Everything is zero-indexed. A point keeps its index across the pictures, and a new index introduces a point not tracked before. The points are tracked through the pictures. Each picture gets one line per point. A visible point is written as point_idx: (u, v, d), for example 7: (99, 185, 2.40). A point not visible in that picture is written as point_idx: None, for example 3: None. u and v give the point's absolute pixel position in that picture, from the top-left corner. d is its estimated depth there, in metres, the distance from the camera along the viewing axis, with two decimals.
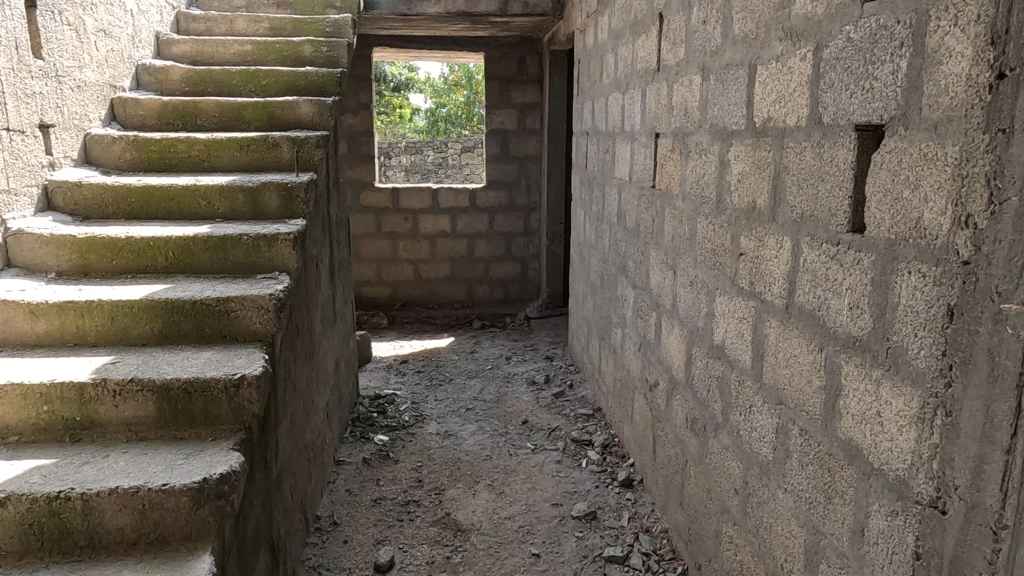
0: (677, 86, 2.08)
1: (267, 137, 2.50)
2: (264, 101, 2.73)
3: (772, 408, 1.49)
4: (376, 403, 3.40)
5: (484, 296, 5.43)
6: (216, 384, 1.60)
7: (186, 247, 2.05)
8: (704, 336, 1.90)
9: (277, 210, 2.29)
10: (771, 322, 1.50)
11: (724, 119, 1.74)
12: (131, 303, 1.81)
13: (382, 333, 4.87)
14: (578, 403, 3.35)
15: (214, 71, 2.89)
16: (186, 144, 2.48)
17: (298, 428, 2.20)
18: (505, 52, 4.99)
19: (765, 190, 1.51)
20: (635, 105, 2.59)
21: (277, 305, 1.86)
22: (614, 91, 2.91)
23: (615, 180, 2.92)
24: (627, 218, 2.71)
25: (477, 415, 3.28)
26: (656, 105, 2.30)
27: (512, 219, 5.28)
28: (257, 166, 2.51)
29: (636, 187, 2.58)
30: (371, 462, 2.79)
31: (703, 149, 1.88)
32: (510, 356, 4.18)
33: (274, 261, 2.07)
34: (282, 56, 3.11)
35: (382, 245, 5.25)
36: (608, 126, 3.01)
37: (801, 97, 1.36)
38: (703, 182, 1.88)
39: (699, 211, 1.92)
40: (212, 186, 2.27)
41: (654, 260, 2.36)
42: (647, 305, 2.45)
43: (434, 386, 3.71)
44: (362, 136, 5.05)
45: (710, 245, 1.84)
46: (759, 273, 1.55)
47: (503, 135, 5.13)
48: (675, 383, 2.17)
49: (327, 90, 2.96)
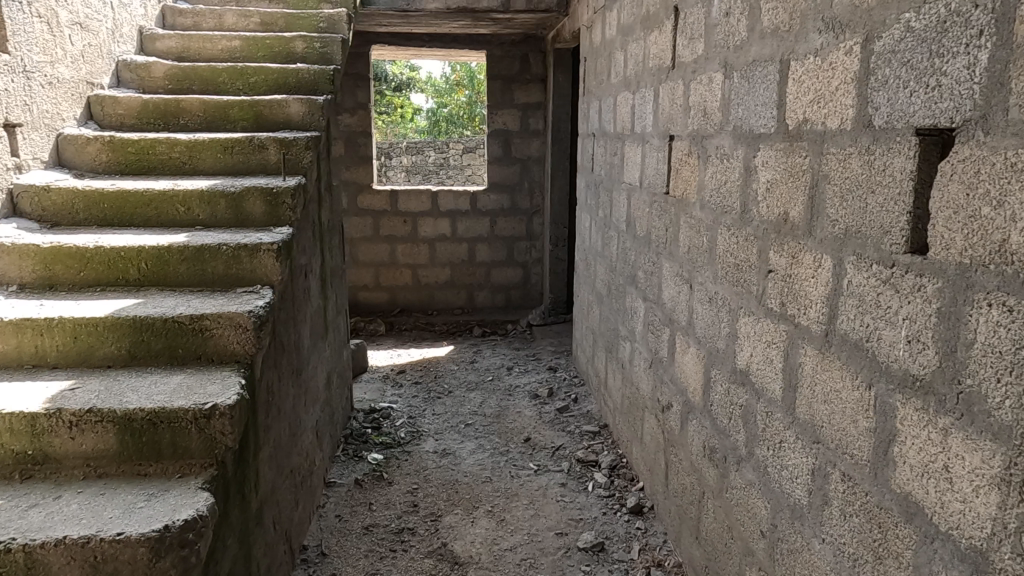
0: (694, 85, 1.92)
1: (253, 138, 2.33)
2: (252, 99, 2.56)
3: (807, 447, 1.33)
4: (371, 418, 3.24)
5: (485, 302, 5.26)
6: (184, 414, 1.44)
7: (160, 257, 1.88)
8: (725, 360, 1.73)
9: (262, 216, 2.12)
10: (806, 349, 1.33)
11: (749, 121, 1.58)
12: (97, 321, 1.65)
13: (379, 340, 4.71)
14: (583, 419, 3.18)
15: (200, 68, 2.73)
16: (166, 145, 2.32)
17: (282, 453, 2.04)
18: (508, 50, 4.83)
19: (800, 202, 1.35)
20: (646, 106, 2.42)
21: (257, 324, 1.70)
22: (623, 90, 2.74)
23: (623, 184, 2.76)
24: (637, 226, 2.54)
25: (476, 431, 3.11)
26: (670, 106, 2.14)
27: (514, 223, 5.12)
28: (242, 169, 2.34)
29: (647, 194, 2.41)
30: (364, 484, 2.62)
31: (724, 154, 1.71)
32: (512, 367, 4.01)
33: (256, 274, 1.90)
34: (273, 52, 2.95)
35: (381, 250, 5.08)
36: (616, 127, 2.85)
37: (845, 96, 1.19)
38: (724, 190, 1.72)
39: (719, 222, 1.76)
40: (191, 191, 2.10)
41: (667, 272, 2.19)
42: (659, 320, 2.29)
43: (432, 399, 3.54)
44: (360, 137, 4.88)
45: (733, 259, 1.68)
46: (792, 293, 1.39)
47: (505, 136, 4.96)
48: (690, 407, 2.01)
49: (319, 88, 2.79)
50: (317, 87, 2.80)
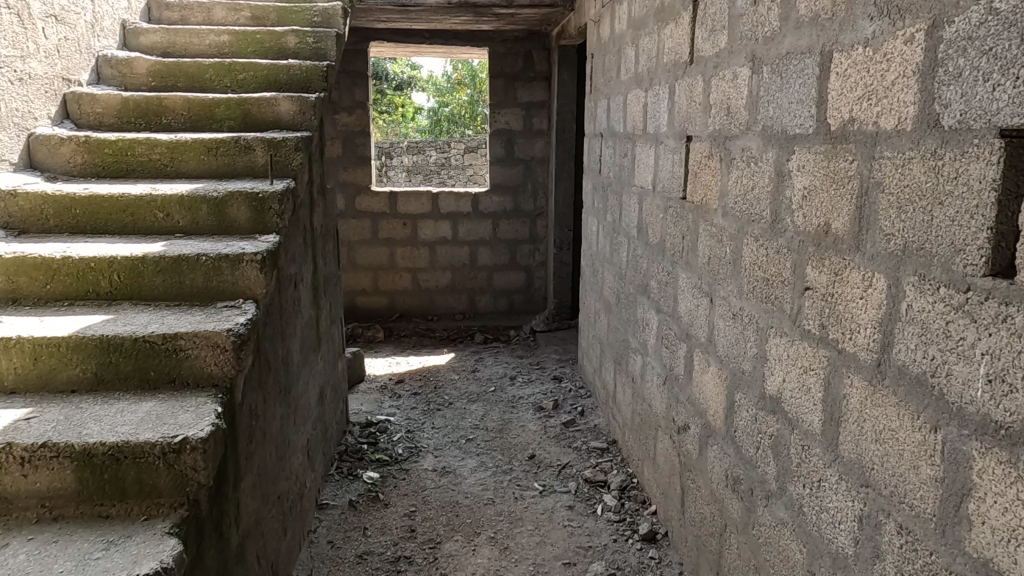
0: (716, 81, 1.76)
1: (239, 138, 2.17)
2: (239, 97, 2.40)
3: (853, 490, 1.17)
4: (367, 432, 3.08)
5: (487, 307, 5.10)
6: (151, 449, 1.28)
7: (133, 269, 1.73)
8: (752, 383, 1.57)
9: (247, 223, 1.96)
10: (852, 380, 1.17)
11: (782, 121, 1.42)
12: (59, 341, 1.49)
13: (378, 347, 4.55)
14: (591, 434, 3.02)
15: (185, 63, 2.57)
16: (145, 146, 2.16)
17: (268, 479, 1.88)
18: (511, 47, 4.67)
19: (845, 212, 1.19)
20: (661, 104, 2.26)
21: (237, 344, 1.54)
22: (634, 88, 2.58)
23: (634, 187, 2.60)
24: (650, 232, 2.38)
25: (478, 448, 2.96)
26: (688, 105, 1.98)
27: (517, 226, 4.96)
28: (228, 172, 2.19)
29: (661, 199, 2.26)
30: (358, 507, 2.47)
31: (751, 156, 1.56)
32: (515, 376, 3.85)
33: (238, 286, 1.75)
34: (263, 48, 2.79)
35: (380, 253, 4.93)
36: (626, 127, 2.69)
37: (904, 91, 1.03)
38: (752, 196, 1.56)
39: (745, 231, 1.60)
40: (171, 196, 1.94)
41: (683, 284, 2.04)
42: (674, 334, 2.13)
43: (432, 411, 3.39)
44: (358, 137, 4.73)
45: (761, 274, 1.52)
46: (835, 315, 1.23)
47: (508, 136, 4.80)
48: (711, 431, 1.85)
49: (311, 85, 2.63)
50: (310, 84, 2.64)
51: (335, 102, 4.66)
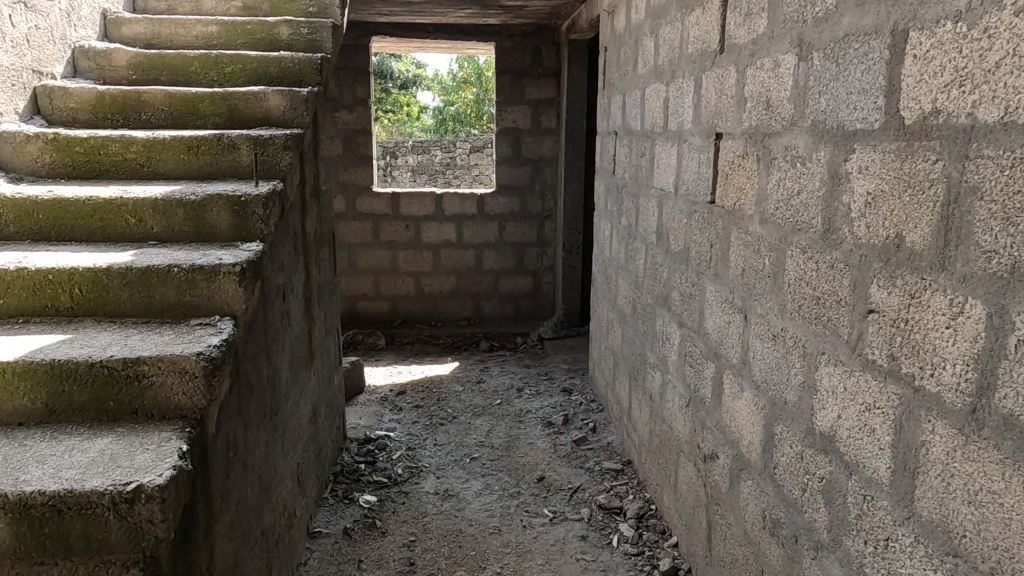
0: (752, 72, 1.57)
1: (222, 136, 1.98)
2: (225, 91, 2.21)
3: (934, 559, 0.97)
4: (365, 450, 2.89)
5: (492, 312, 4.91)
6: (99, 499, 1.09)
7: (96, 282, 1.54)
8: (797, 416, 1.38)
9: (228, 229, 1.77)
10: (934, 425, 0.97)
11: (837, 116, 1.22)
12: (4, 366, 1.31)
13: (379, 355, 4.36)
14: (604, 453, 2.82)
15: (168, 55, 2.38)
16: (119, 145, 1.97)
17: (250, 513, 1.69)
18: (518, 42, 4.47)
19: (925, 223, 0.99)
20: (684, 99, 2.06)
21: (208, 370, 1.35)
22: (653, 81, 2.38)
23: (652, 189, 2.41)
24: (671, 239, 2.19)
25: (482, 468, 2.76)
26: (718, 99, 1.78)
27: (524, 229, 4.76)
28: (210, 173, 2.00)
29: (685, 204, 2.06)
30: (354, 535, 2.27)
31: (798, 156, 1.36)
32: (523, 388, 3.66)
33: (214, 302, 1.56)
34: (254, 40, 2.60)
35: (381, 257, 4.74)
36: (644, 124, 2.49)
37: (1014, 75, 0.83)
38: (798, 202, 1.36)
39: (788, 241, 1.41)
40: (143, 200, 1.75)
41: (711, 297, 1.84)
42: (700, 352, 1.94)
43: (434, 426, 3.19)
44: (359, 135, 4.53)
45: (810, 291, 1.32)
46: (910, 346, 1.03)
47: (515, 134, 4.61)
48: (744, 463, 1.66)
49: (304, 80, 2.43)
50: (303, 79, 2.44)
51: (335, 99, 4.47)
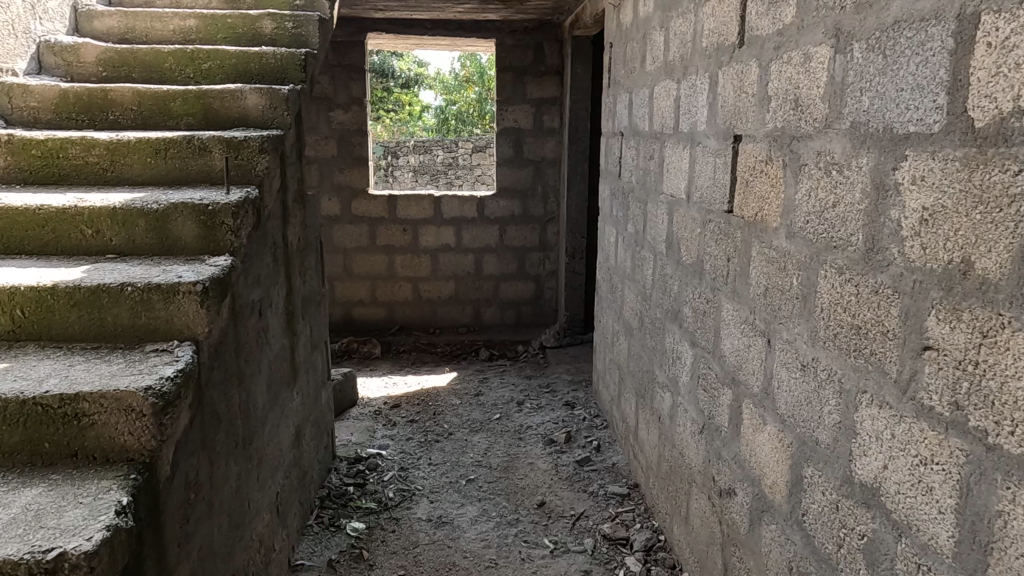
0: (778, 68, 1.39)
1: (192, 138, 1.82)
2: (200, 89, 2.05)
3: None
4: (355, 470, 2.72)
5: (492, 319, 4.74)
6: (13, 569, 0.93)
7: (40, 302, 1.37)
8: (831, 460, 1.20)
9: (195, 241, 1.61)
10: (1017, 494, 0.80)
11: (884, 116, 1.04)
12: None
13: (374, 365, 4.20)
14: (608, 475, 2.65)
15: (140, 51, 2.21)
16: (80, 147, 1.80)
17: (216, 557, 1.52)
18: (520, 39, 4.30)
19: (1004, 246, 0.81)
20: (698, 98, 1.89)
21: (158, 407, 1.19)
22: (663, 78, 2.21)
23: (662, 195, 2.23)
24: (682, 249, 2.02)
25: (478, 492, 2.59)
26: (737, 97, 1.61)
27: (526, 233, 4.59)
28: (179, 178, 1.83)
29: (698, 212, 1.88)
30: (338, 569, 2.10)
31: (834, 164, 1.19)
32: (523, 401, 3.49)
33: (173, 325, 1.39)
34: (235, 34, 2.43)
35: (377, 261, 4.57)
36: (653, 124, 2.32)
37: None
38: (834, 216, 1.19)
39: (821, 261, 1.23)
40: (100, 209, 1.58)
41: (729, 317, 1.67)
42: (716, 376, 1.77)
43: (430, 443, 3.02)
44: (354, 136, 4.36)
45: (848, 319, 1.15)
46: (981, 394, 0.85)
47: (516, 135, 4.44)
48: (766, 505, 1.48)
49: (288, 77, 2.26)
50: (286, 76, 2.27)
51: (329, 98, 4.30)
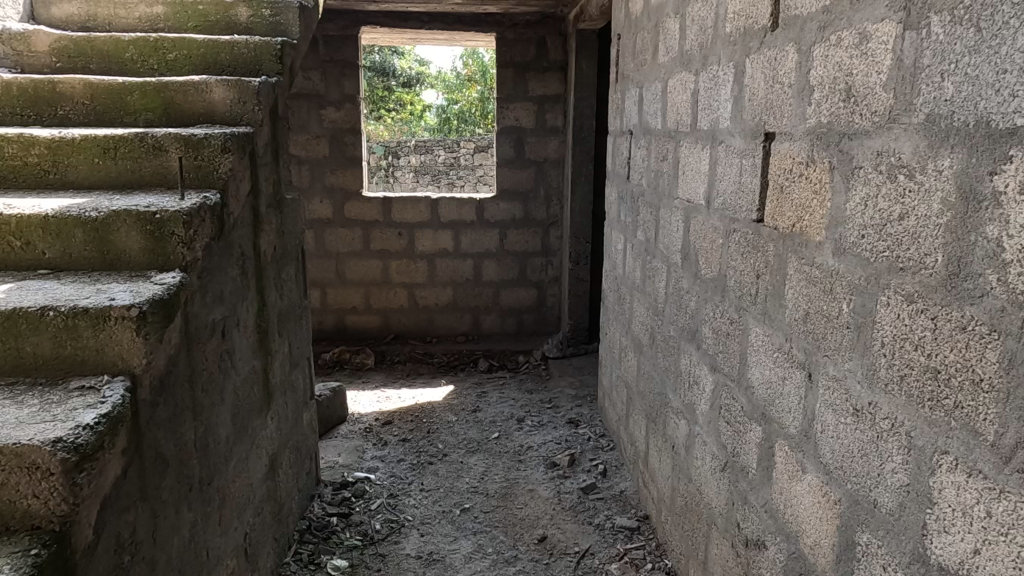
0: (824, 53, 1.17)
1: (145, 135, 1.60)
2: (160, 81, 1.83)
3: None
4: (340, 498, 2.50)
5: (492, 327, 4.52)
6: None
7: None
8: (896, 534, 0.98)
9: (140, 254, 1.39)
10: None
11: (976, 107, 0.82)
12: None
13: (367, 376, 3.98)
14: (615, 505, 2.43)
15: (97, 39, 1.99)
16: (17, 145, 1.59)
17: None
18: (521, 32, 4.08)
19: None
20: (720, 90, 1.67)
21: (71, 464, 0.97)
22: (678, 70, 1.99)
23: (677, 200, 2.01)
24: (701, 261, 1.80)
25: (474, 524, 2.37)
26: (770, 89, 1.39)
27: (527, 238, 4.37)
28: (130, 181, 1.61)
29: (720, 221, 1.66)
30: None
31: (902, 168, 0.96)
32: (524, 418, 3.27)
33: (104, 356, 1.18)
34: (207, 22, 2.21)
35: (372, 267, 4.35)
36: (667, 121, 2.10)
37: None
38: (901, 232, 0.97)
39: (884, 286, 1.01)
40: (29, 216, 1.37)
41: (759, 343, 1.44)
42: (742, 410, 1.54)
43: (423, 466, 2.80)
44: (347, 134, 4.15)
45: (921, 361, 0.93)
46: None
47: (518, 134, 4.21)
48: (804, 568, 1.26)
49: (262, 68, 2.03)
50: (260, 67, 2.04)
51: (320, 95, 4.09)
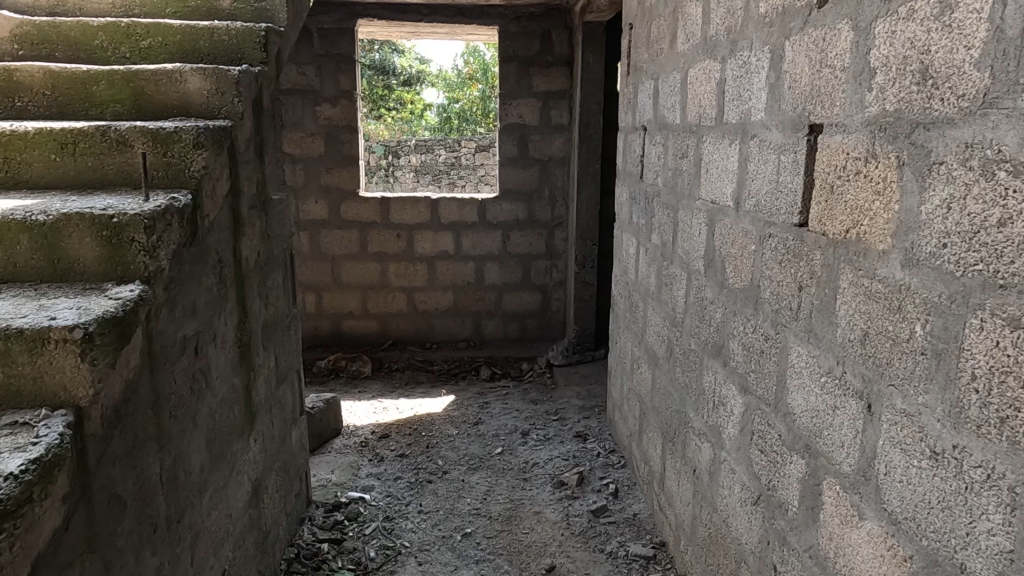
0: (890, 29, 0.99)
1: (107, 128, 1.43)
2: (129, 69, 1.66)
3: None
4: (333, 521, 2.32)
5: (495, 333, 4.34)
6: None
7: None
8: None
9: (95, 263, 1.22)
10: None
11: None
12: None
13: (364, 385, 3.81)
14: (629, 530, 2.25)
15: (64, 24, 1.82)
16: None
17: None
18: (525, 26, 3.90)
19: None
20: (752, 78, 1.49)
21: None
22: (700, 58, 1.81)
23: (699, 201, 1.83)
24: (728, 269, 1.62)
25: (476, 551, 2.19)
26: (816, 75, 1.21)
27: (531, 240, 4.19)
28: (90, 180, 1.44)
29: (752, 225, 1.49)
30: None
31: (1004, 162, 0.79)
32: (529, 431, 3.09)
33: (42, 386, 1.00)
34: (187, 8, 2.03)
35: (369, 270, 4.17)
36: (688, 114, 1.92)
37: None
38: (1001, 242, 0.79)
39: (976, 307, 0.83)
40: None
41: (803, 366, 1.27)
42: (780, 438, 1.37)
43: (422, 485, 2.62)
44: (343, 132, 3.97)
45: None
46: None
47: (521, 132, 4.04)
48: None
49: (244, 57, 1.85)
50: (242, 56, 1.85)
51: (315, 91, 3.91)
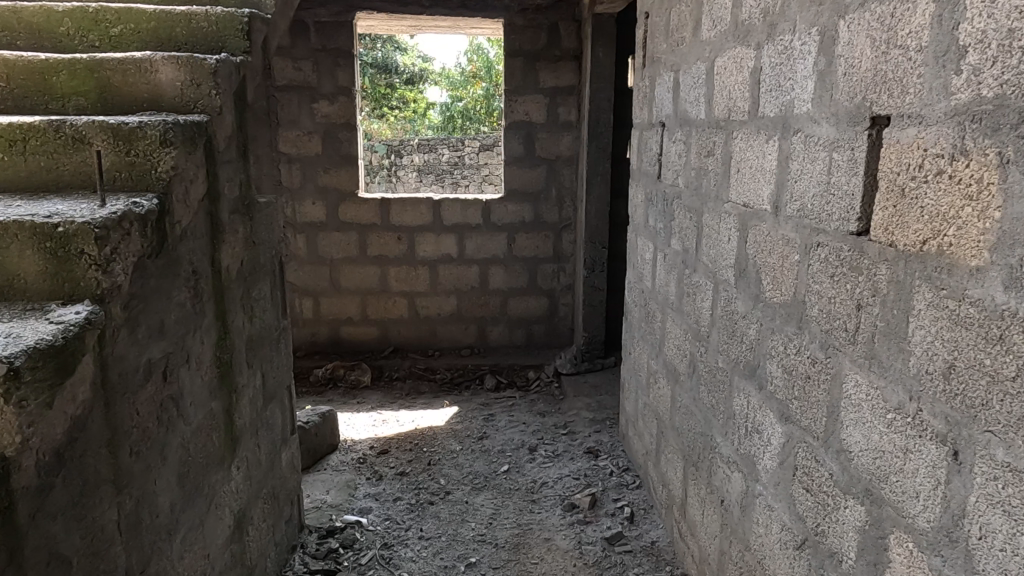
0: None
1: (62, 122, 1.26)
2: (94, 57, 1.49)
3: None
4: (326, 549, 2.15)
5: (499, 339, 4.17)
6: None
7: None
8: None
9: (39, 280, 1.05)
10: None
11: None
12: None
13: (363, 395, 3.64)
14: (648, 560, 2.07)
15: (26, 9, 1.65)
16: None
17: None
18: (531, 18, 3.71)
19: None
20: (795, 65, 1.31)
21: None
22: (730, 44, 1.63)
23: (727, 203, 1.65)
24: (766, 280, 1.44)
25: None
26: (882, 58, 1.03)
27: (538, 242, 4.01)
28: (44, 181, 1.27)
29: (796, 232, 1.31)
30: None
31: None
32: (536, 447, 2.91)
33: None
34: None
35: (368, 275, 4.00)
36: (715, 106, 1.73)
37: None
38: None
39: None
40: None
41: (863, 397, 1.09)
42: (833, 479, 1.19)
43: (423, 507, 2.45)
44: (341, 130, 3.80)
45: None
46: None
47: (527, 129, 3.86)
48: None
49: (225, 46, 1.67)
50: (223, 45, 1.68)
51: (312, 87, 3.74)
